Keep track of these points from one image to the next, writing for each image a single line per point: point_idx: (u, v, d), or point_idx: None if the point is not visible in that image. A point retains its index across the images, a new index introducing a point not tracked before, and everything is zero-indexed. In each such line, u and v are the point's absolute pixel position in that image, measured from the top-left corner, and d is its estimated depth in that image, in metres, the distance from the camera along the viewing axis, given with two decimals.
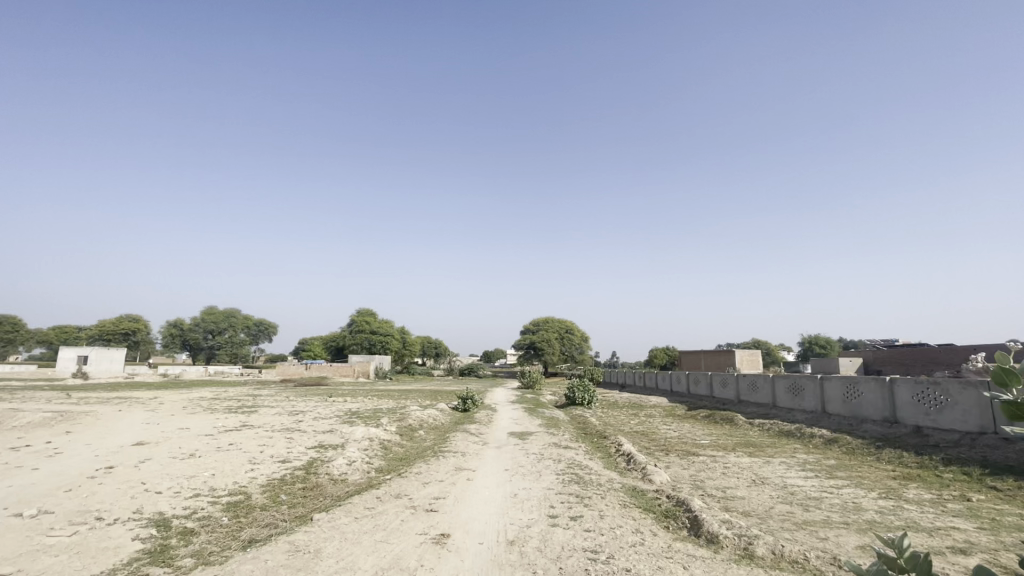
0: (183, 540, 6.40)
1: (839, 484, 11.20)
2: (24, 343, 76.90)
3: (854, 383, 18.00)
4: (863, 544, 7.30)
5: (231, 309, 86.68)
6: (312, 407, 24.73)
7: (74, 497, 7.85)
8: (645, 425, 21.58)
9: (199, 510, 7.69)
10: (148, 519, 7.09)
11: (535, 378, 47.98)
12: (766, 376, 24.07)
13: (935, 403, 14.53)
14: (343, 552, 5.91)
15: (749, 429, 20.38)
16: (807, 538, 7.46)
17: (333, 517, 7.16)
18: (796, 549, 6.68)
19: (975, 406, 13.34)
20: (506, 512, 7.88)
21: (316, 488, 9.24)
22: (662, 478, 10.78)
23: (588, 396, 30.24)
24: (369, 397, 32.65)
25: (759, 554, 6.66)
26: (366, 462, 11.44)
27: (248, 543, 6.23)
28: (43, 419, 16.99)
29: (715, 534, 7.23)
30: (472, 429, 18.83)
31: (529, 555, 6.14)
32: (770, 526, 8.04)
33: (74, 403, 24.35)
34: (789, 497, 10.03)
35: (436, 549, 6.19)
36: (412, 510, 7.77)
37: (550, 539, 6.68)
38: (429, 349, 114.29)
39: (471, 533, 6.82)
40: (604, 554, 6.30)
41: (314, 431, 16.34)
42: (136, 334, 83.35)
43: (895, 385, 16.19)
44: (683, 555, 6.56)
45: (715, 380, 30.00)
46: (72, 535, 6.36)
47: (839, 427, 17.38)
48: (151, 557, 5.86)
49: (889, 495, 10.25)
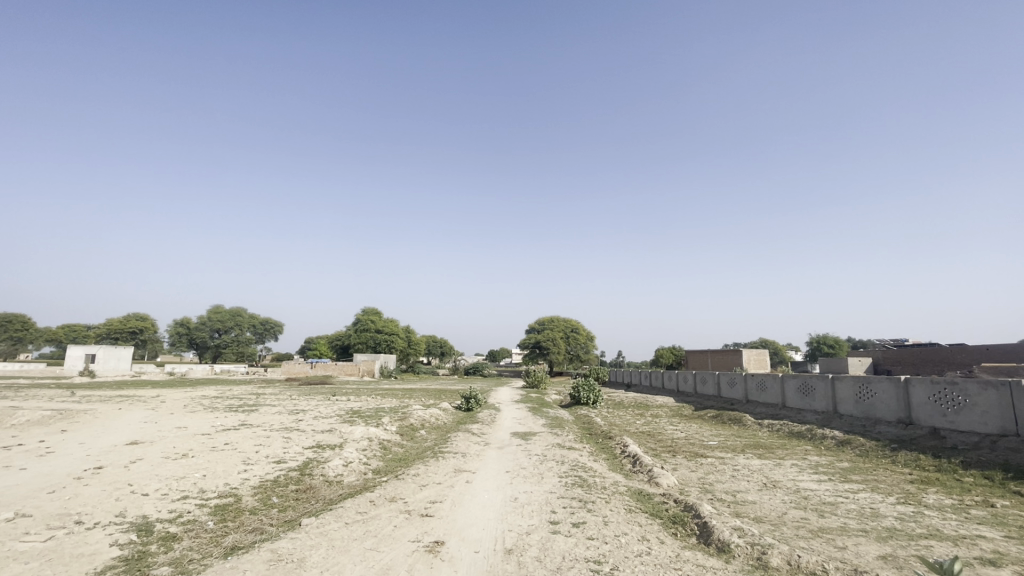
0: (164, 547, 6.08)
1: (855, 488, 10.74)
2: (33, 341, 77.51)
3: (867, 383, 17.43)
4: (886, 555, 6.85)
5: (238, 307, 87.27)
6: (313, 406, 24.34)
7: (56, 500, 7.55)
8: (651, 426, 21.14)
9: (185, 513, 7.38)
10: (130, 523, 6.77)
11: (541, 377, 46.97)
12: (775, 376, 23.50)
13: (953, 404, 13.96)
14: (329, 561, 5.56)
15: (757, 430, 19.87)
16: (824, 547, 7.03)
17: (322, 523, 6.82)
18: (814, 560, 6.24)
19: (996, 407, 12.78)
20: (505, 517, 7.50)
21: (309, 491, 8.92)
22: (668, 481, 10.37)
23: (593, 396, 29.73)
24: (375, 396, 32.38)
25: (774, 565, 6.24)
26: (363, 463, 11.09)
27: (230, 550, 5.89)
28: (41, 418, 16.82)
29: (726, 543, 6.81)
30: (474, 429, 18.51)
31: (527, 565, 5.75)
32: (785, 534, 7.60)
33: (78, 402, 24.04)
34: (803, 501, 9.60)
35: (428, 558, 5.82)
36: (406, 515, 7.43)
37: (550, 548, 6.29)
38: (434, 347, 115.04)
39: (467, 541, 6.43)
40: (607, 565, 5.89)
41: (314, 430, 16.16)
42: (142, 333, 83.81)
43: (910, 384, 15.63)
44: (692, 566, 6.15)
45: (721, 380, 29.55)
46: (47, 540, 6.06)
47: (851, 429, 16.80)
48: (127, 566, 5.53)
49: (907, 500, 9.77)
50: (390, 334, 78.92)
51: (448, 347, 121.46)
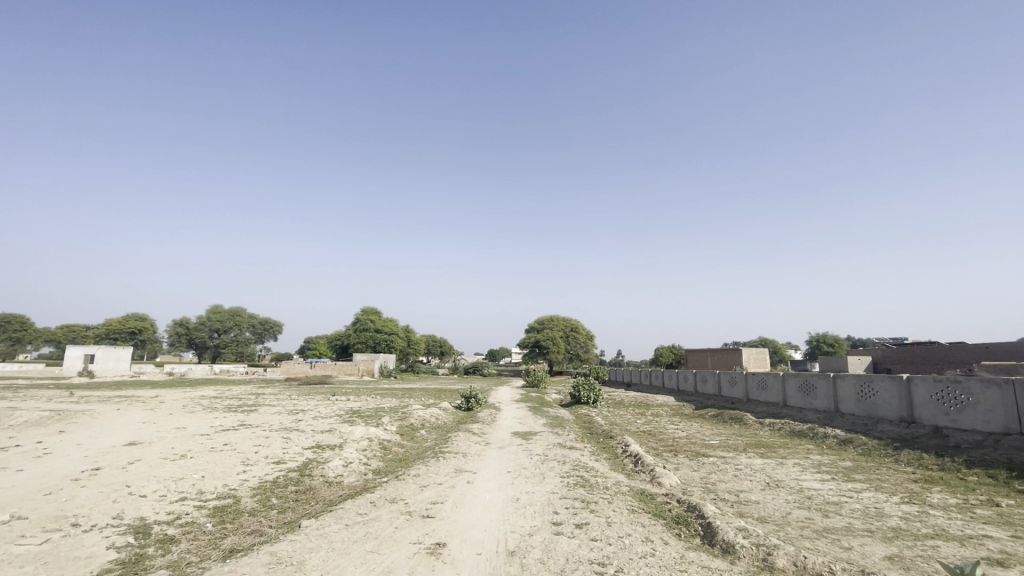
0: (161, 549, 5.99)
1: (859, 488, 10.67)
2: (32, 342, 77.27)
3: (869, 381, 17.34)
4: (892, 555, 6.77)
5: (237, 308, 87.21)
6: (313, 406, 24.22)
7: (52, 502, 7.46)
8: (652, 425, 21.05)
9: (183, 515, 7.29)
10: (127, 526, 6.68)
11: (541, 377, 46.88)
12: (775, 375, 23.45)
13: (955, 402, 13.89)
14: (329, 563, 5.48)
15: (759, 429, 19.78)
16: (830, 548, 6.96)
17: (322, 525, 6.73)
18: (821, 561, 6.16)
19: (999, 405, 12.71)
20: (507, 518, 7.41)
21: (309, 491, 8.84)
22: (671, 481, 10.29)
23: (593, 396, 29.66)
24: (376, 396, 32.29)
25: (780, 566, 6.16)
26: (363, 464, 10.99)
27: (229, 553, 5.81)
28: (39, 418, 16.70)
29: (731, 543, 6.73)
30: (475, 428, 18.45)
31: (531, 568, 5.67)
32: (790, 534, 7.52)
33: (76, 402, 23.89)
34: (806, 501, 9.52)
35: (430, 560, 5.74)
36: (407, 516, 7.35)
37: (554, 549, 6.21)
38: (434, 347, 115.07)
39: (469, 542, 6.35)
40: (612, 567, 5.81)
41: (313, 430, 16.05)
42: (142, 333, 83.74)
43: (912, 383, 15.54)
44: (698, 567, 6.07)
45: (722, 378, 29.47)
46: (43, 543, 5.97)
47: (853, 428, 16.72)
48: (123, 569, 5.44)
49: (912, 500, 9.69)
50: (390, 334, 78.86)
51: (448, 347, 121.45)
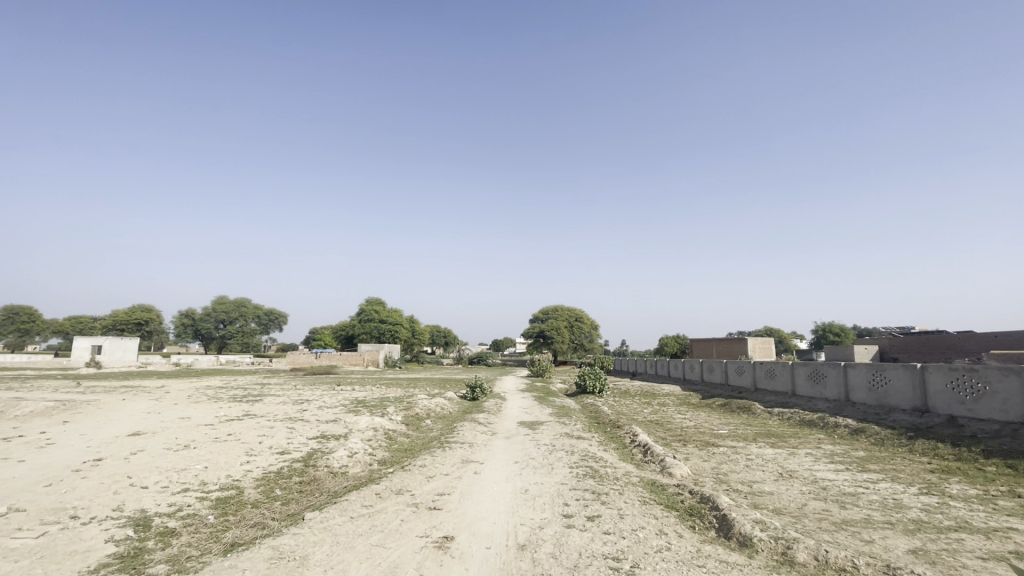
0: (161, 543, 5.82)
1: (874, 478, 10.41)
2: (40, 333, 77.70)
3: (881, 370, 17.00)
4: (915, 549, 6.53)
5: (243, 299, 87.51)
6: (318, 396, 24.07)
7: (51, 494, 7.31)
8: (659, 414, 20.87)
9: (184, 507, 7.12)
10: (127, 518, 6.53)
11: (544, 366, 47.64)
12: (784, 364, 23.07)
13: (972, 391, 13.55)
14: (333, 559, 5.27)
15: (767, 419, 19.55)
16: (850, 541, 6.72)
17: (325, 517, 6.55)
18: (844, 555, 5.90)
19: (1017, 394, 12.38)
20: (516, 510, 7.21)
21: (314, 482, 8.67)
22: (682, 471, 10.08)
23: (599, 385, 29.43)
24: (380, 386, 32.17)
25: (801, 560, 5.92)
26: (368, 454, 10.82)
27: (231, 547, 5.63)
28: (44, 408, 16.61)
29: (748, 537, 6.50)
30: (481, 418, 18.30)
31: (543, 563, 5.43)
32: (807, 526, 7.31)
33: (80, 393, 23.80)
34: (822, 492, 9.26)
35: (437, 555, 5.54)
36: (413, 508, 7.16)
37: (565, 544, 5.98)
38: (439, 339, 115.41)
39: (478, 536, 6.14)
40: (627, 562, 5.57)
41: (318, 420, 15.94)
42: (148, 324, 84.18)
43: (926, 371, 15.21)
44: (715, 562, 5.82)
45: (729, 367, 29.14)
46: (40, 537, 5.80)
47: (865, 417, 16.42)
48: (122, 564, 5.26)
49: (931, 491, 9.42)
50: (394, 325, 78.95)
51: (451, 338, 121.57)
